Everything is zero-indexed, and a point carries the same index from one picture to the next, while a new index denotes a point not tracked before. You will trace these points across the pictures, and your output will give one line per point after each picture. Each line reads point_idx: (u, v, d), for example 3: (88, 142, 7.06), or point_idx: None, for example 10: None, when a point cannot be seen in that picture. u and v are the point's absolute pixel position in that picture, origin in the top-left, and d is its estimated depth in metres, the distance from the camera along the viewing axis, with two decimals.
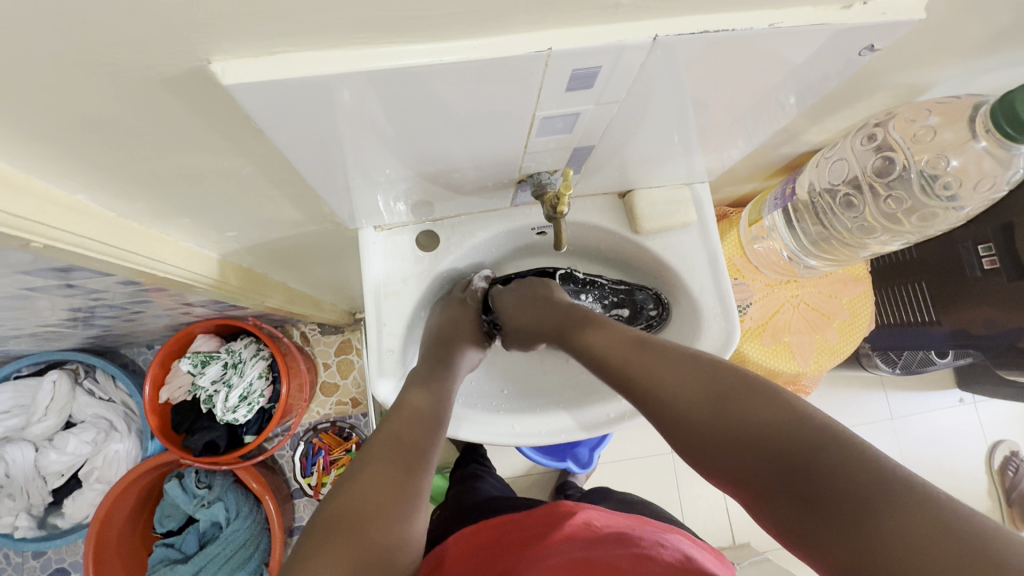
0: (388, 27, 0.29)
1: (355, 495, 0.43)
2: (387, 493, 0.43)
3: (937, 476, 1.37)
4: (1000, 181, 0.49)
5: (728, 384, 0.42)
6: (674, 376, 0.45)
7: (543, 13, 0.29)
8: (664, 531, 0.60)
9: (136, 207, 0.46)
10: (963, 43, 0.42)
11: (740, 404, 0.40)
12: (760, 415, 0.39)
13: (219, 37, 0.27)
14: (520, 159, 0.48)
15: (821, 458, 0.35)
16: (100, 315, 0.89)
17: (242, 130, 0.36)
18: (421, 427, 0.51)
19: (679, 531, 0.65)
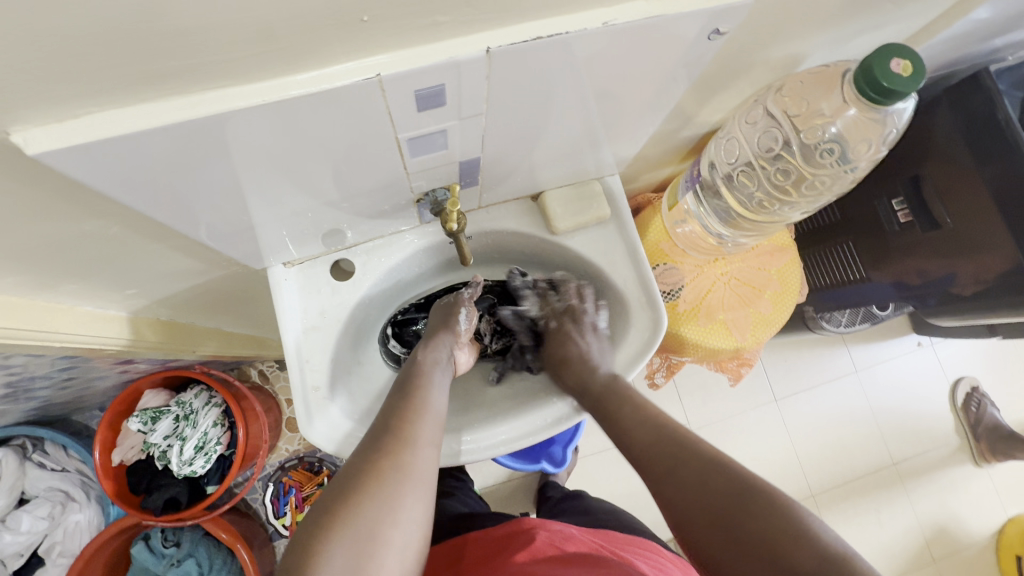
0: (201, 74, 0.28)
1: (370, 491, 0.42)
2: (398, 492, 0.43)
3: (906, 421, 1.41)
4: (878, 142, 0.50)
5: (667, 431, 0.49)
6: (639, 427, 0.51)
7: (361, 41, 0.29)
8: (630, 546, 0.56)
9: (10, 282, 0.44)
10: (816, 14, 0.43)
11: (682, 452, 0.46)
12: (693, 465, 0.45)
13: (10, 109, 0.26)
14: (408, 178, 0.47)
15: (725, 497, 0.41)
16: (33, 387, 0.85)
17: (86, 192, 0.34)
18: (429, 427, 0.50)
19: (650, 543, 0.59)
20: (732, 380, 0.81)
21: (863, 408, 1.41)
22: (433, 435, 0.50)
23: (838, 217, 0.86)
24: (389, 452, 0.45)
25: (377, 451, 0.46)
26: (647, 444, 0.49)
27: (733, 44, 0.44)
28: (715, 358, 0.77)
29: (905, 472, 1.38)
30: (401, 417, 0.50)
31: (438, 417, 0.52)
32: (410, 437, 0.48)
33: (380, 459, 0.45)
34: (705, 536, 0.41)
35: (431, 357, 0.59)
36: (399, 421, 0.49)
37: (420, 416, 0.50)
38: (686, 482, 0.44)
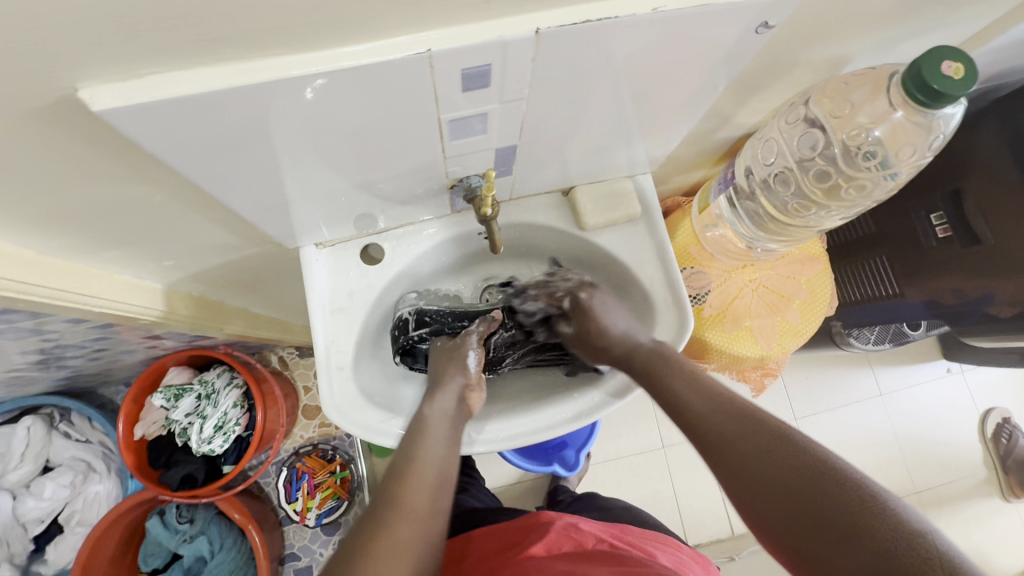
0: (261, 40, 0.29)
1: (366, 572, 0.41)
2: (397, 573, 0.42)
3: (932, 449, 1.37)
4: (923, 148, 0.49)
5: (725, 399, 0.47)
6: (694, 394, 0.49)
7: (417, 16, 0.30)
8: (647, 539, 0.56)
9: (59, 244, 0.45)
10: (866, 14, 0.43)
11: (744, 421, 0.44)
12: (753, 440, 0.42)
13: (82, 65, 0.27)
14: (444, 163, 0.48)
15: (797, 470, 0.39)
16: (66, 355, 0.88)
17: (141, 155, 0.35)
18: (428, 495, 0.49)
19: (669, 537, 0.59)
20: (755, 391, 0.80)
21: (887, 433, 1.36)
22: (433, 502, 0.49)
23: (872, 230, 0.84)
24: (386, 530, 0.45)
25: (375, 528, 0.45)
26: (708, 417, 0.46)
27: (779, 41, 0.44)
28: (739, 366, 0.76)
29: (929, 501, 1.33)
30: (400, 485, 0.49)
31: (439, 479, 0.51)
32: (407, 511, 0.47)
33: (376, 536, 0.44)
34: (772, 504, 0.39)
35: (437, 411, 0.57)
36: (398, 490, 0.48)
37: (419, 481, 0.49)
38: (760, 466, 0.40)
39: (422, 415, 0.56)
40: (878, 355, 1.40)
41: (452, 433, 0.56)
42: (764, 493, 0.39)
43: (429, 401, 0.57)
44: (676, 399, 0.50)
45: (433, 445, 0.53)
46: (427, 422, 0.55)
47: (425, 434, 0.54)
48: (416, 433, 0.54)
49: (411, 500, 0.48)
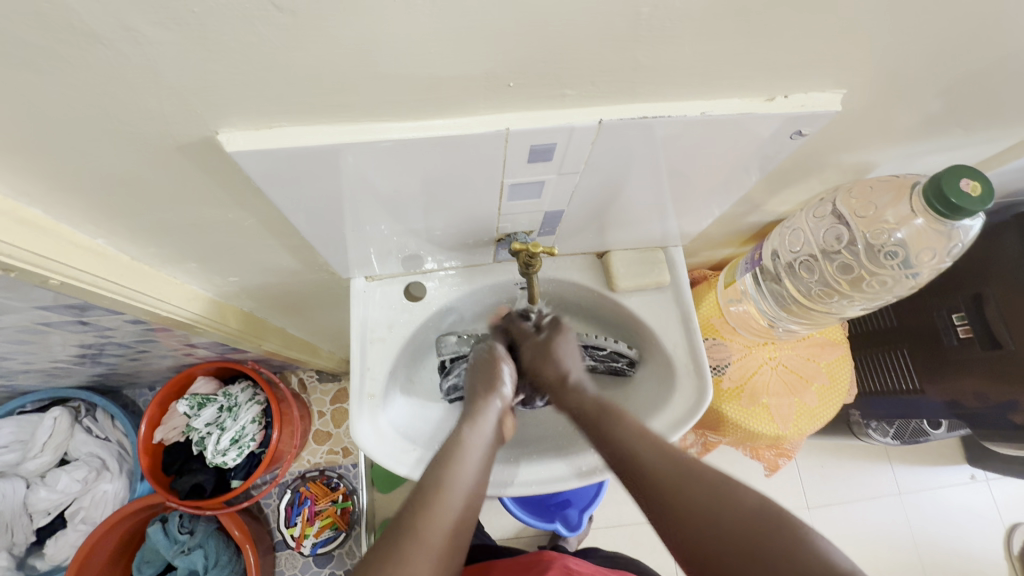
0: (370, 109, 0.34)
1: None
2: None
3: (953, 559, 1.30)
4: (943, 254, 0.52)
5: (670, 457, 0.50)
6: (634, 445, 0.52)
7: (500, 102, 0.35)
8: None
9: (148, 252, 0.51)
10: (893, 129, 0.47)
11: (673, 476, 0.48)
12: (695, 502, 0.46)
13: (227, 115, 0.33)
14: (496, 219, 0.52)
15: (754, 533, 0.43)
16: (107, 353, 0.93)
17: (246, 189, 0.41)
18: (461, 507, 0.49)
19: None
20: (768, 470, 0.81)
21: (905, 535, 1.31)
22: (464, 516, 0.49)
23: (894, 323, 0.86)
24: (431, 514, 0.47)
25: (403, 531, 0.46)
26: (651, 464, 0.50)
27: (810, 146, 0.49)
28: (754, 442, 0.76)
29: None
30: (434, 493, 0.49)
31: (472, 491, 0.51)
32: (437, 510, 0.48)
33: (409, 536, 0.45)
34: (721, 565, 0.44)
35: (475, 429, 0.56)
36: (435, 496, 0.49)
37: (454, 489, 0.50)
38: (688, 504, 0.46)
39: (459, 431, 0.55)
40: (898, 451, 1.36)
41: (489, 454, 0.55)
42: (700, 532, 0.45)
43: (470, 419, 0.56)
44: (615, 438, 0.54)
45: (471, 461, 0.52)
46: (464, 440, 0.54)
47: (462, 451, 0.53)
48: (451, 452, 0.53)
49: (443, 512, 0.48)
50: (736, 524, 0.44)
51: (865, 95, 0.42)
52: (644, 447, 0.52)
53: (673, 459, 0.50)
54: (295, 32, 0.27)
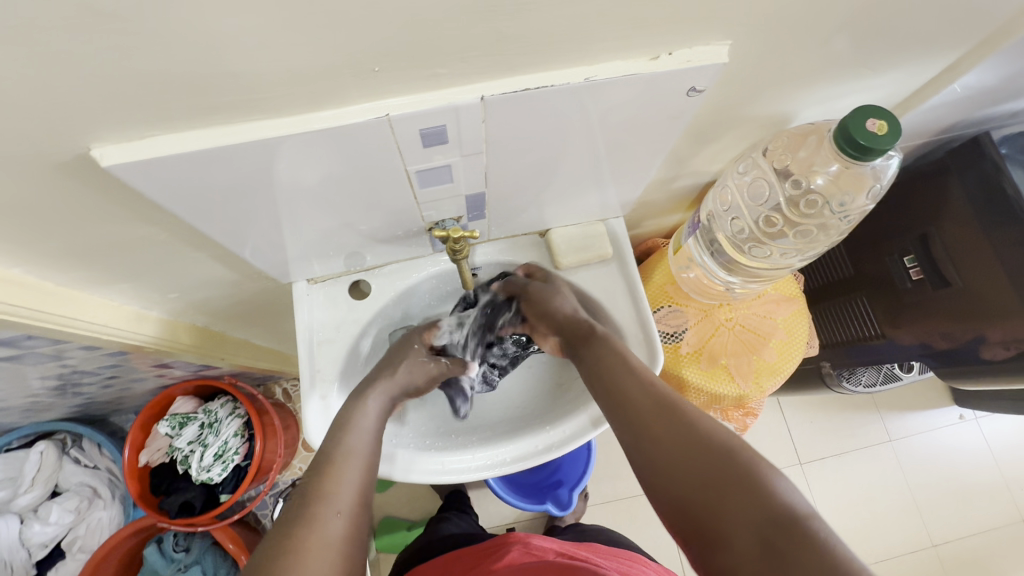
0: (239, 109, 0.34)
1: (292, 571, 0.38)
2: (331, 560, 0.41)
3: (947, 500, 1.31)
4: (863, 196, 0.53)
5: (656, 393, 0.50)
6: (629, 388, 0.52)
7: (375, 88, 0.35)
8: (602, 553, 0.62)
9: (73, 276, 0.50)
10: (799, 74, 0.47)
11: (654, 410, 0.48)
12: (674, 437, 0.45)
13: (95, 129, 0.32)
14: (420, 208, 0.52)
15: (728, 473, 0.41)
16: (82, 382, 0.94)
17: (145, 202, 0.41)
18: (356, 483, 0.48)
19: (634, 556, 0.66)
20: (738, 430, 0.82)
21: (898, 481, 1.32)
22: (362, 495, 0.48)
23: (851, 271, 0.86)
24: (336, 468, 0.49)
25: (300, 521, 0.43)
26: (637, 401, 0.50)
27: (720, 100, 0.48)
28: (721, 405, 0.77)
29: (946, 556, 1.28)
30: (340, 458, 0.50)
31: (364, 474, 0.50)
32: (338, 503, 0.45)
33: (307, 527, 0.42)
34: (684, 494, 0.43)
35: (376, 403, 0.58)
36: (328, 480, 0.47)
37: (347, 469, 0.49)
38: (667, 440, 0.46)
39: (357, 408, 0.56)
40: (886, 400, 1.37)
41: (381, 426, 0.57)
42: (676, 466, 0.44)
43: (371, 392, 0.59)
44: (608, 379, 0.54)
45: (363, 435, 0.53)
46: (361, 417, 0.55)
47: (355, 427, 0.54)
48: (345, 426, 0.54)
49: (347, 471, 0.49)
50: (707, 456, 0.43)
51: (757, 45, 0.41)
52: (634, 387, 0.51)
53: (663, 400, 0.49)
54: (131, 39, 0.27)
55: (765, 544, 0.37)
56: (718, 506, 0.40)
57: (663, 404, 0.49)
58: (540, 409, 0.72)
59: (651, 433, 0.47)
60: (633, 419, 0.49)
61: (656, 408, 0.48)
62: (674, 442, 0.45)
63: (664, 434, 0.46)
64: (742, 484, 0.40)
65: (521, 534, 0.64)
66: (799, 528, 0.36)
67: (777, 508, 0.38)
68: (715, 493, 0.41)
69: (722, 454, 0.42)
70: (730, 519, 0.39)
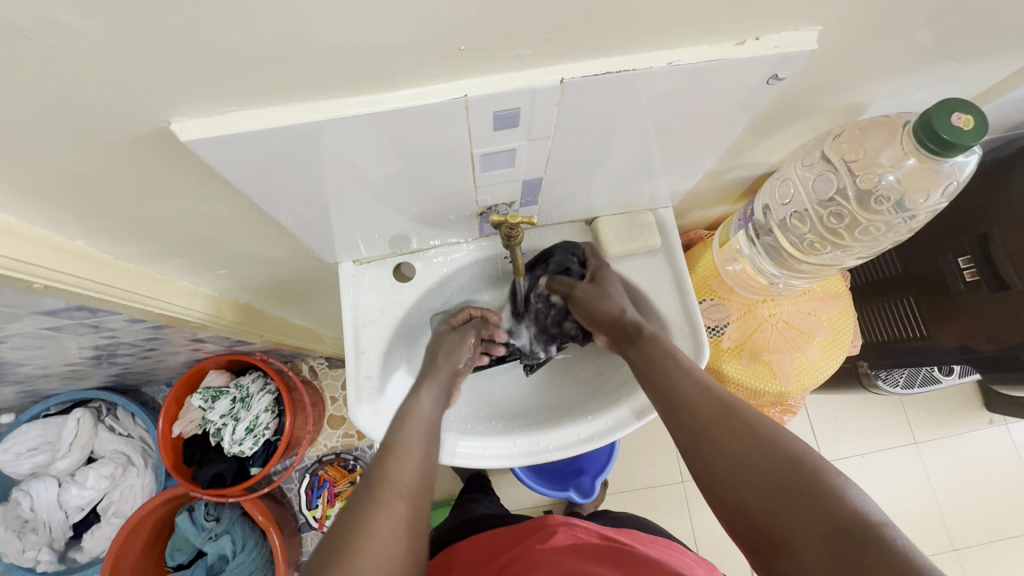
0: (318, 86, 0.33)
1: (359, 547, 0.43)
2: (393, 540, 0.45)
3: (972, 505, 1.29)
4: (937, 194, 0.51)
5: (717, 396, 0.50)
6: (689, 389, 0.52)
7: (453, 68, 0.34)
8: (645, 541, 0.62)
9: (130, 250, 0.51)
10: (882, 64, 0.45)
11: (714, 412, 0.48)
12: (736, 440, 0.45)
13: (174, 102, 0.32)
14: (475, 192, 0.52)
15: (800, 479, 0.41)
16: (120, 353, 0.95)
17: (211, 178, 0.41)
18: (417, 471, 0.51)
19: (672, 544, 0.65)
20: (773, 427, 0.81)
21: (922, 484, 1.30)
22: (423, 480, 0.51)
23: (899, 270, 0.84)
24: (396, 454, 0.52)
25: (368, 499, 0.47)
26: (694, 403, 0.50)
27: (793, 90, 0.47)
28: (758, 401, 0.76)
29: (966, 559, 1.26)
30: (402, 449, 0.52)
31: (426, 461, 0.53)
32: (399, 485, 0.49)
33: (372, 508, 0.46)
34: (746, 499, 0.43)
35: (427, 396, 0.61)
36: (392, 461, 0.51)
37: (412, 456, 0.52)
38: (729, 440, 0.46)
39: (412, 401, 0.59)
40: (914, 402, 1.35)
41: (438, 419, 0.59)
42: (739, 470, 0.44)
43: (422, 389, 0.61)
44: (664, 381, 0.54)
45: (422, 426, 0.56)
46: (418, 409, 0.58)
47: (414, 417, 0.57)
48: (405, 416, 0.57)
49: (411, 455, 0.52)
50: (773, 462, 0.42)
51: (843, 32, 0.39)
52: (693, 390, 0.51)
53: (723, 405, 0.49)
54: (227, 11, 0.26)
55: (834, 548, 0.36)
56: (785, 511, 0.40)
57: (721, 407, 0.49)
58: (580, 399, 0.72)
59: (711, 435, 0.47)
60: (690, 422, 0.49)
61: (713, 410, 0.49)
62: (736, 446, 0.45)
63: (727, 436, 0.46)
64: (813, 492, 0.39)
65: (561, 520, 0.64)
66: (870, 550, 0.35)
67: (851, 517, 0.37)
68: (783, 499, 0.40)
69: (789, 462, 0.42)
70: (800, 524, 0.39)
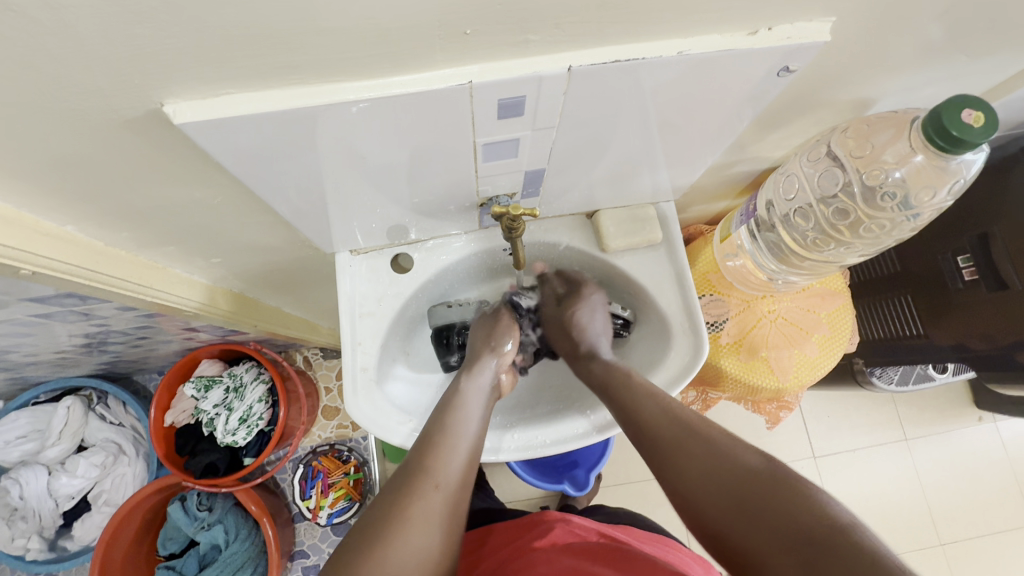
0: (317, 69, 0.32)
1: (395, 540, 0.44)
2: (427, 535, 0.46)
3: (960, 501, 1.31)
4: (943, 192, 0.50)
5: (680, 415, 0.51)
6: (651, 410, 0.53)
7: (458, 52, 0.33)
8: (646, 538, 0.62)
9: (121, 236, 0.49)
10: (893, 58, 0.44)
11: (677, 433, 0.50)
12: (700, 456, 0.47)
13: (168, 83, 0.31)
14: (476, 182, 0.51)
15: (765, 488, 0.42)
16: (111, 341, 0.94)
17: (206, 164, 0.39)
18: (461, 468, 0.52)
19: (668, 539, 0.65)
20: (769, 423, 0.81)
21: (911, 480, 1.32)
22: (464, 475, 0.52)
23: (897, 268, 0.84)
24: (437, 449, 0.52)
25: (406, 491, 0.48)
26: (657, 423, 0.51)
27: (801, 83, 0.46)
28: (755, 397, 0.76)
29: (952, 554, 1.28)
30: (442, 444, 0.52)
31: (468, 457, 0.53)
32: (438, 477, 0.49)
33: (410, 499, 0.47)
34: (712, 511, 0.44)
35: (473, 385, 0.60)
36: (435, 456, 0.51)
37: (454, 452, 0.52)
38: (692, 457, 0.47)
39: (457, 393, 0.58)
40: (906, 399, 1.36)
41: (485, 412, 0.59)
42: (705, 485, 0.45)
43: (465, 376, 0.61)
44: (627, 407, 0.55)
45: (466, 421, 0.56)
46: (461, 401, 0.58)
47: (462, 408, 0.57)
48: (448, 408, 0.56)
49: (455, 450, 0.52)
50: (736, 475, 0.44)
51: (856, 24, 0.39)
52: (654, 412, 0.53)
53: (684, 424, 0.50)
54: None
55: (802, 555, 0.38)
56: (753, 522, 0.41)
57: (684, 426, 0.50)
58: (578, 395, 0.72)
59: (675, 454, 0.48)
60: (656, 443, 0.50)
61: (676, 429, 0.50)
62: (701, 463, 0.46)
63: (692, 453, 0.47)
64: (777, 500, 0.41)
65: (562, 514, 0.64)
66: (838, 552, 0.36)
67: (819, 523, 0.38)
68: (751, 510, 0.42)
69: (753, 473, 0.44)
70: (767, 532, 0.40)
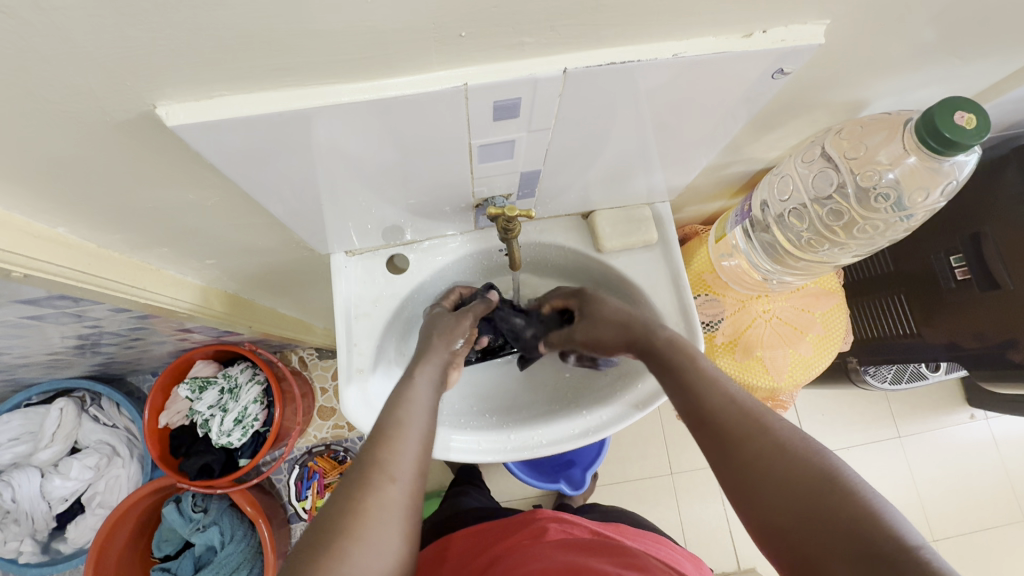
0: (312, 71, 0.32)
1: (354, 536, 0.41)
2: (387, 529, 0.43)
3: (952, 497, 1.32)
4: (936, 193, 0.51)
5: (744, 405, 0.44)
6: (711, 398, 0.46)
7: (453, 54, 0.33)
8: (638, 536, 0.62)
9: (114, 238, 0.49)
10: (886, 61, 0.45)
11: (740, 423, 0.43)
12: (766, 454, 0.40)
13: (162, 86, 0.31)
14: (472, 183, 0.50)
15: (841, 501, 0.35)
16: (104, 343, 0.93)
17: (199, 165, 0.39)
18: (416, 455, 0.49)
19: (660, 537, 0.65)
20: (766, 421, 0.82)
21: (905, 477, 1.33)
22: (420, 464, 0.49)
23: (891, 268, 0.85)
24: (389, 440, 0.49)
25: (360, 486, 0.44)
26: (718, 409, 0.45)
27: (796, 84, 0.46)
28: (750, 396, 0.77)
29: (945, 550, 1.29)
30: (392, 435, 0.50)
31: (423, 442, 0.51)
32: (393, 469, 0.47)
33: (364, 493, 0.44)
34: (774, 515, 0.38)
35: (425, 376, 0.57)
36: (386, 448, 0.48)
37: (406, 441, 0.49)
38: (757, 454, 0.40)
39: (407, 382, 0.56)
40: (899, 397, 1.37)
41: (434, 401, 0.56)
42: (771, 487, 0.39)
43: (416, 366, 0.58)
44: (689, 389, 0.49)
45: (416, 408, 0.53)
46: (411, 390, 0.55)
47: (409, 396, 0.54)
48: (398, 399, 0.54)
49: (407, 440, 0.50)
50: (808, 481, 0.37)
51: (851, 26, 0.39)
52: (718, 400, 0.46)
53: (751, 415, 0.43)
54: None
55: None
56: (823, 537, 0.35)
57: (749, 415, 0.43)
58: (574, 395, 0.72)
59: (740, 449, 0.42)
60: (716, 432, 0.44)
61: (741, 419, 0.43)
62: (768, 463, 0.40)
63: (759, 450, 0.41)
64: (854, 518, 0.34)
65: (554, 514, 0.64)
66: None
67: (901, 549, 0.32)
68: (822, 524, 0.35)
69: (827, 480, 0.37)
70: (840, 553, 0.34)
